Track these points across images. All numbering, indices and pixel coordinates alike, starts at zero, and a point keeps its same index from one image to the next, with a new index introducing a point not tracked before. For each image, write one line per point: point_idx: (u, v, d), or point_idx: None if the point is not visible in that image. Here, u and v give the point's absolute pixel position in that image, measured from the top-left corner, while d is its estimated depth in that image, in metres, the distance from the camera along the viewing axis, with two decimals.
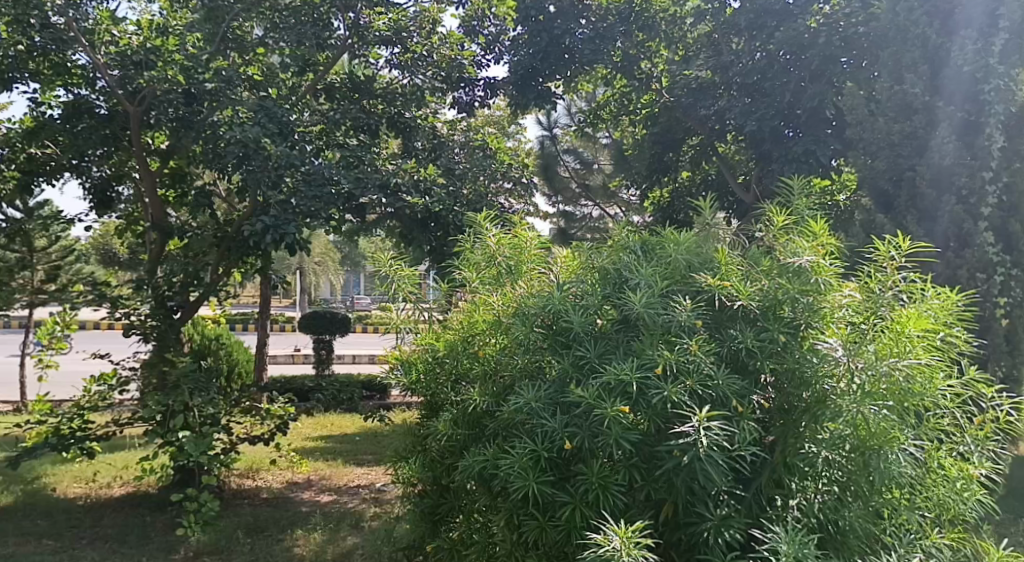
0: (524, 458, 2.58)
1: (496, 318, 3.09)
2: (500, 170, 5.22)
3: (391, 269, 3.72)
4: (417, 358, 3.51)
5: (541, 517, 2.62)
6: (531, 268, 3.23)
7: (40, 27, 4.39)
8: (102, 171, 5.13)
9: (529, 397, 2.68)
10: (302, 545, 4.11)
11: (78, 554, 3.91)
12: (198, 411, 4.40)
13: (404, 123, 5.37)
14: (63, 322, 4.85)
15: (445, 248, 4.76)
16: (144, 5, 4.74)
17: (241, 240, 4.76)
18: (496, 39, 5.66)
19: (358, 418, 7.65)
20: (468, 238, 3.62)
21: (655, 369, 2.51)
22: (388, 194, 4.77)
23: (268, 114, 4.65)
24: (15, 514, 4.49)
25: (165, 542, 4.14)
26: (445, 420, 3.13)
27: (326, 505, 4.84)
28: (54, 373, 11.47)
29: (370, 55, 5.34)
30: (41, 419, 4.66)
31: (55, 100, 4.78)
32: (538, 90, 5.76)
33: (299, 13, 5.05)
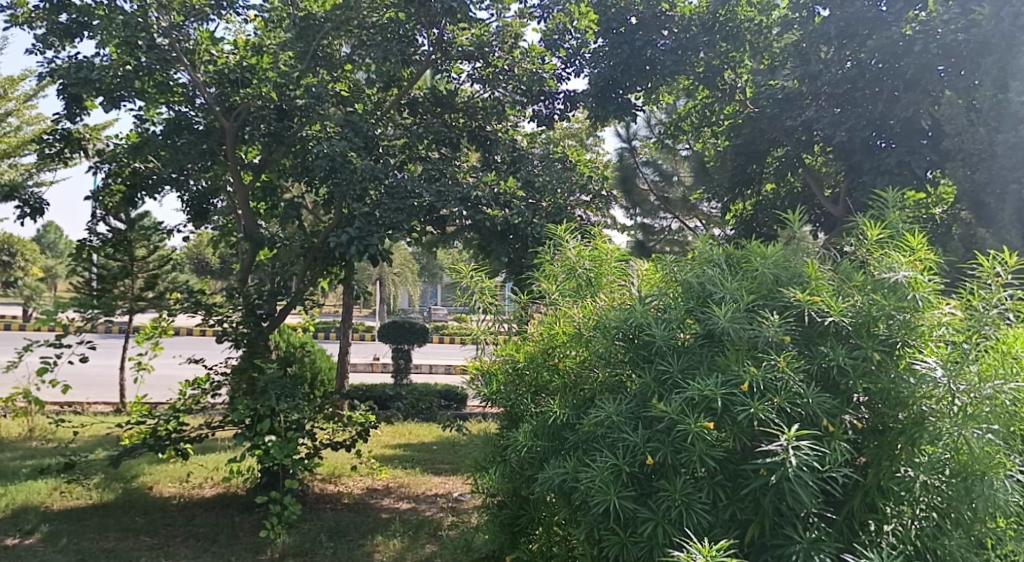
0: (605, 472, 2.53)
1: (576, 330, 3.06)
2: (580, 182, 5.20)
3: (471, 281, 3.76)
4: (497, 368, 3.51)
5: (621, 532, 2.55)
6: (611, 280, 3.23)
7: (147, 48, 4.60)
8: (200, 185, 5.31)
9: (610, 411, 2.67)
10: (382, 551, 4.19)
11: (172, 551, 4.08)
12: (284, 417, 4.53)
13: (485, 136, 5.49)
14: (161, 328, 5.08)
15: (524, 261, 4.80)
16: (240, 25, 4.97)
17: (327, 251, 4.92)
18: (576, 52, 5.59)
19: (435, 428, 7.75)
20: (548, 250, 3.61)
21: (741, 386, 2.46)
22: (469, 206, 4.78)
23: (355, 129, 4.82)
24: (116, 510, 4.73)
25: (253, 543, 4.26)
26: (525, 431, 3.08)
27: (405, 513, 4.92)
28: (149, 377, 12.03)
29: (452, 70, 5.40)
30: (139, 420, 4.89)
31: (158, 116, 5.04)
32: (618, 102, 5.73)
33: (386, 30, 5.09)
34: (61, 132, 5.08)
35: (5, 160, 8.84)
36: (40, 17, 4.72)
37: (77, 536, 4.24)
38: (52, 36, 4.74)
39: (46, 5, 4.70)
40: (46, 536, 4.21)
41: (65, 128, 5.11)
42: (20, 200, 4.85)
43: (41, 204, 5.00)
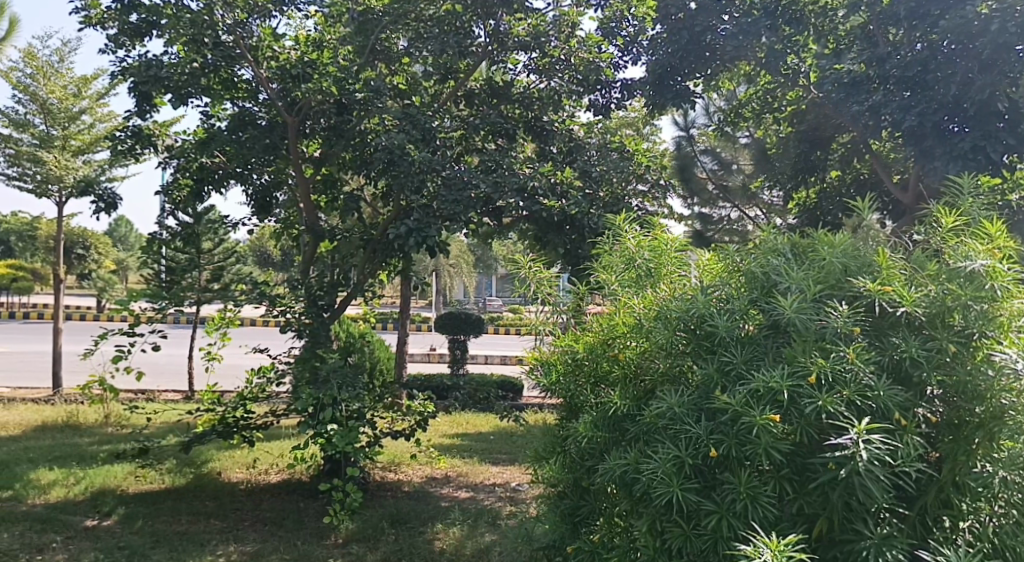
0: (668, 464, 2.53)
1: (637, 321, 3.04)
2: (638, 172, 5.15)
3: (530, 271, 3.77)
4: (557, 359, 3.48)
5: (684, 525, 2.53)
6: (672, 270, 3.17)
7: (213, 46, 4.78)
8: (264, 179, 5.51)
9: (672, 402, 2.64)
10: (442, 538, 4.25)
11: (241, 535, 4.21)
12: (346, 405, 4.61)
13: (541, 127, 5.45)
14: (228, 319, 5.23)
15: (580, 252, 4.79)
16: (302, 21, 5.04)
17: (387, 243, 5.00)
18: (634, 39, 5.59)
19: (493, 418, 7.81)
20: (607, 241, 3.58)
21: (808, 378, 2.40)
22: (526, 197, 4.74)
23: (412, 122, 4.88)
24: (187, 494, 4.90)
25: (317, 528, 4.37)
26: (585, 421, 3.07)
27: (464, 502, 4.97)
28: (217, 366, 12.42)
29: (508, 61, 5.38)
30: (209, 408, 5.05)
31: (224, 112, 5.16)
32: (677, 89, 5.64)
33: (444, 22, 5.18)
34: (132, 129, 5.23)
35: (79, 157, 9.20)
36: (112, 17, 4.88)
37: (152, 518, 4.41)
38: (123, 36, 4.90)
39: (117, 6, 4.85)
40: (123, 518, 4.39)
41: (136, 124, 5.26)
42: (95, 195, 5.04)
43: (115, 199, 5.18)
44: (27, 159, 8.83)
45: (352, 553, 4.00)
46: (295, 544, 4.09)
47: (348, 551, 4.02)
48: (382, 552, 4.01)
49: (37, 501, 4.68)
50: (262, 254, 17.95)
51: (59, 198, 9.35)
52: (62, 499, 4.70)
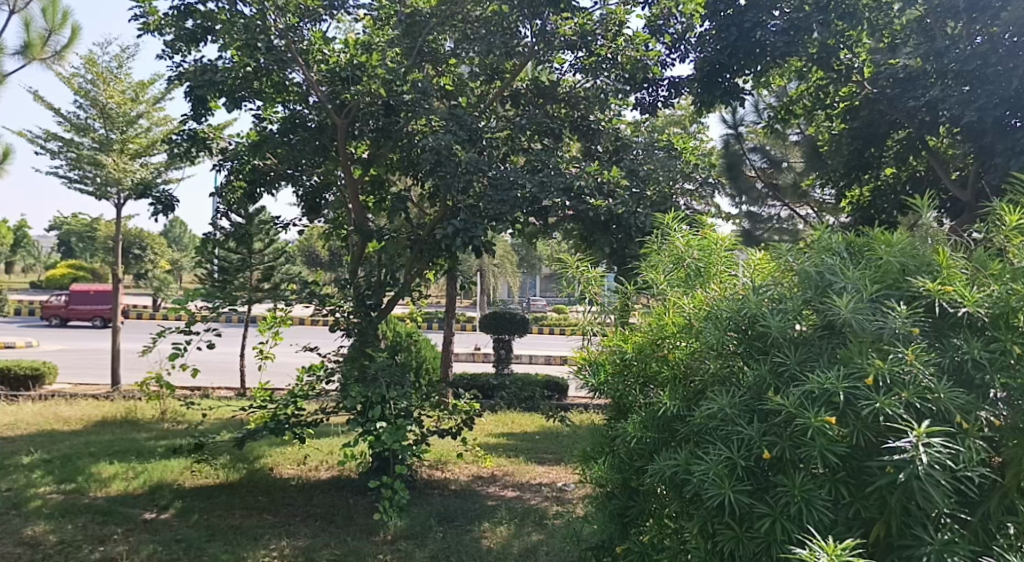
0: (719, 466, 2.49)
1: (687, 321, 3.00)
2: (686, 170, 5.10)
3: (577, 271, 3.71)
4: (605, 359, 3.42)
5: (737, 527, 2.49)
6: (722, 270, 3.12)
7: (266, 51, 4.78)
8: (313, 180, 5.67)
9: (723, 403, 2.60)
10: (489, 537, 4.27)
11: (294, 530, 4.29)
12: (394, 404, 4.65)
13: (587, 127, 5.47)
14: (280, 318, 5.32)
15: (627, 252, 4.74)
16: (351, 24, 5.12)
17: (434, 243, 5.08)
18: (682, 36, 5.54)
19: (538, 418, 7.82)
20: (655, 240, 3.53)
21: (865, 379, 2.34)
22: (572, 197, 4.74)
23: (459, 123, 4.90)
24: (242, 489, 5.01)
25: (366, 524, 4.42)
26: (634, 421, 3.04)
27: (510, 501, 4.98)
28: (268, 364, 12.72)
29: (554, 60, 5.40)
30: (261, 405, 5.16)
31: (275, 115, 5.28)
32: (725, 86, 5.57)
33: (491, 23, 5.19)
34: (188, 133, 5.38)
35: (137, 160, 9.47)
36: (169, 23, 5.01)
37: (208, 512, 4.51)
38: (179, 41, 5.02)
39: (173, 12, 4.98)
40: (180, 512, 4.51)
41: (192, 128, 5.41)
42: (153, 198, 5.18)
43: (172, 201, 5.32)
44: (88, 163, 9.16)
45: (401, 550, 4.03)
46: (346, 539, 4.15)
47: (397, 548, 4.06)
48: (430, 549, 4.03)
49: (99, 494, 4.83)
50: (309, 253, 18.24)
51: (117, 199, 9.64)
52: (122, 493, 4.85)
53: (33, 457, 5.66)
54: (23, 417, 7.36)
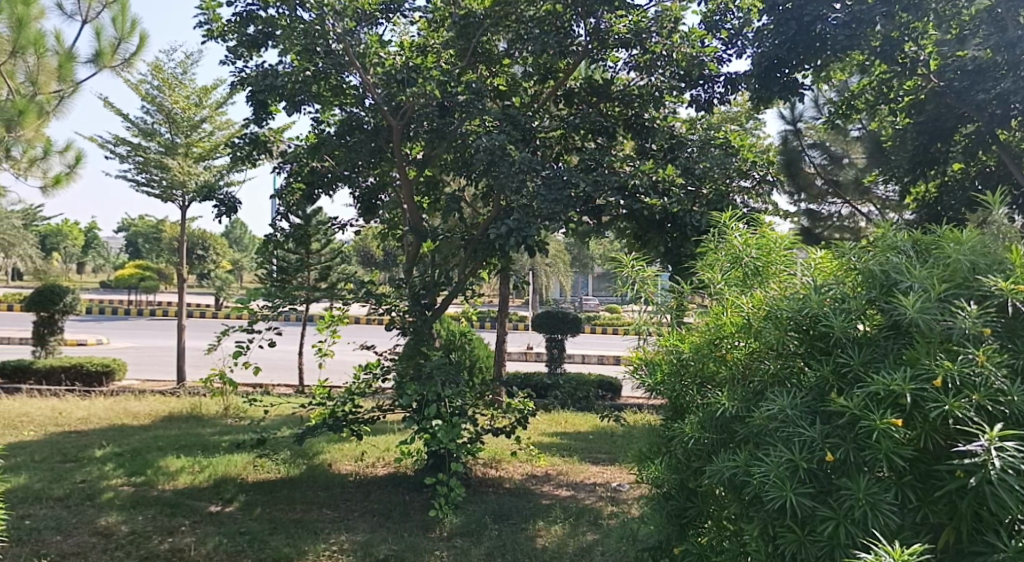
0: (780, 467, 2.44)
1: (746, 321, 2.93)
2: (742, 168, 5.01)
3: (633, 270, 3.68)
4: (661, 359, 3.36)
5: (798, 530, 2.44)
6: (780, 270, 3.05)
7: (324, 54, 4.94)
8: (368, 182, 5.80)
9: (784, 404, 2.56)
10: (544, 536, 4.27)
11: (352, 525, 4.36)
12: (449, 402, 4.70)
13: (642, 124, 5.42)
14: (337, 316, 5.42)
15: (682, 250, 4.72)
16: (407, 27, 5.19)
17: (487, 242, 5.16)
18: (739, 32, 5.48)
19: (591, 418, 7.80)
20: (711, 240, 3.46)
21: (932, 381, 2.27)
22: (626, 195, 4.73)
23: (513, 123, 4.95)
24: (301, 484, 5.12)
25: (422, 521, 4.47)
26: (691, 422, 3.00)
27: (564, 500, 4.98)
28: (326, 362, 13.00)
29: (609, 59, 5.40)
30: (320, 402, 5.26)
31: (332, 118, 5.44)
32: (783, 82, 5.46)
33: (544, 23, 5.15)
34: (250, 136, 5.54)
35: (200, 163, 9.75)
36: (232, 30, 5.15)
37: (270, 506, 4.63)
38: (241, 47, 5.15)
39: (236, 19, 5.12)
40: (243, 505, 4.63)
41: (254, 132, 5.56)
42: (216, 200, 5.34)
43: (235, 203, 5.47)
44: (154, 166, 9.48)
45: (457, 547, 4.07)
46: (402, 535, 4.21)
47: (453, 545, 4.10)
48: (485, 546, 4.06)
49: (167, 487, 5.00)
50: (364, 253, 18.54)
51: (182, 202, 9.94)
52: (188, 486, 5.01)
53: (105, 450, 5.89)
54: (96, 411, 7.67)
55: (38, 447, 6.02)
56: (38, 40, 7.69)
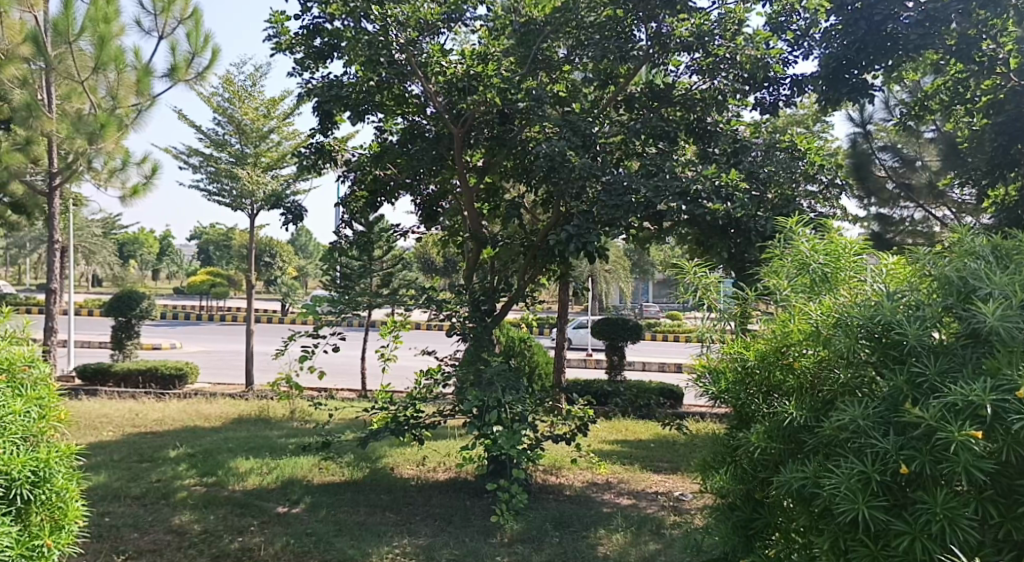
0: (852, 479, 2.36)
1: (814, 328, 2.83)
2: (809, 172, 4.91)
3: (695, 276, 3.60)
4: (725, 367, 3.29)
5: (871, 545, 2.36)
6: (850, 276, 2.96)
7: (388, 64, 5.01)
8: (429, 190, 5.90)
9: (856, 413, 2.45)
10: (606, 544, 4.24)
11: (415, 529, 4.41)
12: (510, 409, 4.70)
13: (704, 128, 5.39)
14: (399, 322, 5.50)
15: (747, 257, 4.56)
16: (468, 35, 5.26)
17: (547, 248, 5.15)
18: (805, 33, 5.37)
19: (653, 426, 7.72)
20: (777, 245, 3.38)
21: (1016, 392, 2.18)
22: (688, 201, 4.60)
23: (573, 129, 4.90)
24: (365, 487, 5.20)
25: (484, 526, 4.49)
26: (757, 431, 2.91)
27: (626, 509, 4.93)
28: (389, 367, 13.22)
29: (670, 63, 5.35)
30: (382, 406, 5.34)
31: (395, 126, 5.56)
32: (853, 83, 5.24)
33: (605, 28, 5.17)
34: (316, 146, 5.69)
35: (268, 173, 10.04)
36: (299, 42, 5.29)
37: (335, 508, 4.72)
38: (308, 59, 5.30)
39: (303, 32, 5.26)
40: (310, 507, 4.73)
41: (319, 142, 5.71)
42: (284, 208, 5.49)
43: (301, 211, 5.61)
44: (226, 176, 9.81)
45: (518, 553, 4.07)
46: (464, 540, 4.23)
47: (514, 551, 4.11)
48: (547, 553, 4.05)
49: (237, 487, 5.14)
50: (425, 261, 18.76)
51: (250, 210, 10.24)
52: (257, 486, 5.14)
53: (178, 451, 6.10)
54: (170, 413, 7.95)
55: (118, 447, 6.27)
56: (117, 57, 8.00)
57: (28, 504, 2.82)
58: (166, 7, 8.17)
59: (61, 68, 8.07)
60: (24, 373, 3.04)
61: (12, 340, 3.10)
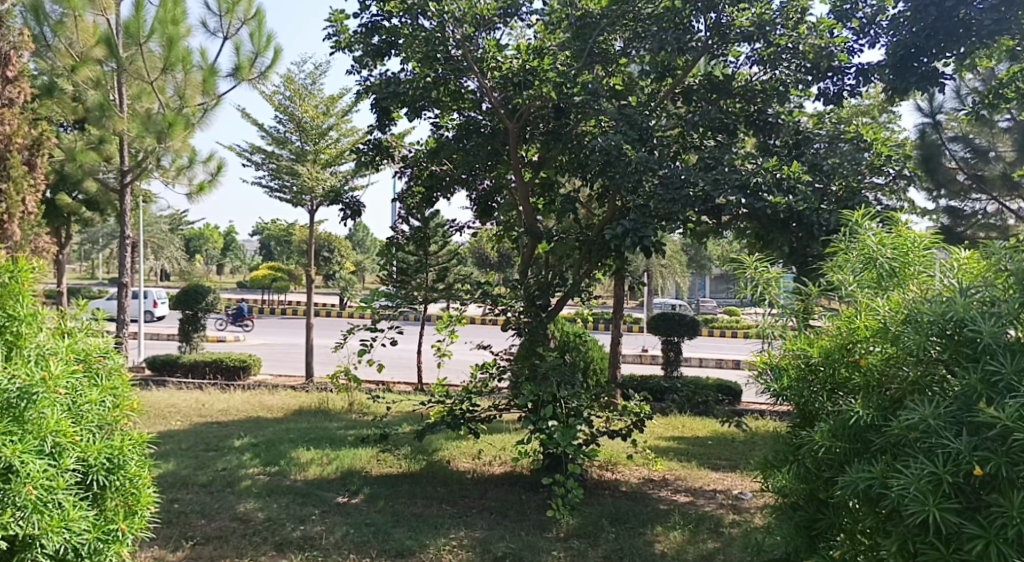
0: (922, 480, 2.28)
1: (882, 325, 2.73)
2: (875, 163, 4.80)
3: (756, 272, 3.52)
4: (788, 364, 3.20)
5: (942, 549, 2.28)
6: (920, 272, 2.85)
7: (444, 60, 5.07)
8: (485, 185, 5.94)
9: (926, 413, 2.37)
10: (663, 541, 4.20)
11: (471, 521, 4.45)
12: (565, 403, 4.69)
13: (766, 121, 5.20)
14: (455, 316, 5.52)
15: (809, 252, 4.45)
16: (523, 29, 5.25)
17: (603, 243, 5.12)
18: (872, 20, 5.21)
19: (711, 423, 7.62)
20: (842, 239, 3.27)
21: None
22: (748, 194, 4.50)
23: (630, 122, 4.85)
24: (422, 480, 5.26)
25: (539, 521, 4.49)
26: (821, 430, 2.82)
27: (683, 506, 4.87)
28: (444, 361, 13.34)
29: (729, 54, 5.24)
30: (439, 400, 5.39)
31: (451, 122, 5.60)
32: (922, 71, 5.08)
33: (663, 19, 5.09)
34: (374, 142, 5.78)
35: (327, 169, 10.21)
36: (358, 40, 5.36)
37: (393, 499, 4.79)
38: (367, 56, 5.37)
39: (362, 30, 5.33)
40: (368, 498, 4.81)
41: (377, 138, 5.80)
42: (343, 204, 5.59)
43: (359, 207, 5.70)
44: (286, 173, 10.04)
45: (574, 548, 4.06)
46: (520, 534, 4.24)
47: (570, 546, 4.10)
48: (603, 549, 4.04)
49: (298, 477, 5.26)
50: (480, 255, 18.89)
51: (310, 207, 10.46)
52: (318, 477, 5.25)
53: (243, 440, 6.28)
54: (234, 404, 8.18)
55: (185, 436, 6.49)
56: (185, 57, 8.23)
57: (103, 490, 2.94)
58: (231, 8, 8.38)
59: (132, 69, 8.37)
60: (100, 363, 3.16)
61: (89, 332, 3.21)
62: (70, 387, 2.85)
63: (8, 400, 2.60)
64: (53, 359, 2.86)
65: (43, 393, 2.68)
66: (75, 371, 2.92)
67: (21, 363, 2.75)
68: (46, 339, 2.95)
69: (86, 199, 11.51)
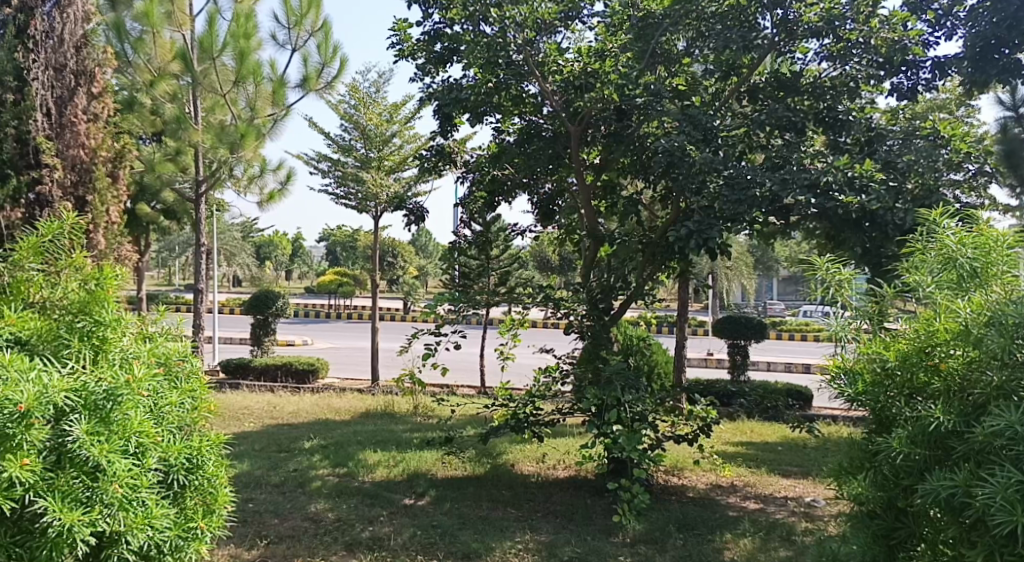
0: (1010, 489, 2.18)
1: (964, 327, 2.62)
2: (954, 160, 4.66)
3: (828, 273, 3.41)
4: (863, 367, 3.06)
5: None
6: (1004, 272, 2.72)
7: (506, 66, 5.10)
8: (547, 189, 6.00)
9: (1013, 420, 2.27)
10: (732, 549, 4.12)
11: (536, 525, 4.45)
12: (630, 407, 4.64)
13: (836, 117, 5.01)
14: (518, 320, 5.53)
15: (884, 252, 4.31)
16: (584, 33, 5.24)
17: (666, 246, 5.09)
18: (948, 11, 5.01)
19: (781, 428, 7.45)
20: (919, 238, 3.12)
21: None
22: (817, 194, 4.39)
23: (693, 122, 4.76)
24: (487, 482, 5.29)
25: (605, 526, 4.46)
26: (898, 436, 2.70)
27: (754, 513, 4.77)
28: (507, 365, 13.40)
29: (797, 50, 5.15)
30: (503, 403, 5.40)
31: (512, 126, 5.64)
32: (1002, 63, 4.84)
33: (727, 17, 5.04)
34: (436, 148, 5.85)
35: (390, 176, 10.38)
36: (421, 48, 5.44)
37: (458, 502, 4.82)
38: (429, 64, 5.45)
39: (424, 38, 5.40)
40: (434, 500, 4.86)
41: (440, 144, 5.87)
42: (407, 210, 5.67)
43: (423, 213, 5.77)
44: (351, 180, 10.25)
45: (641, 553, 4.02)
46: (586, 538, 4.22)
47: (637, 551, 4.06)
48: (671, 555, 3.99)
49: (366, 479, 5.35)
50: (541, 259, 18.92)
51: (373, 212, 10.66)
52: (385, 479, 5.33)
53: (312, 442, 6.42)
54: (303, 406, 8.38)
55: (258, 438, 6.67)
56: (255, 70, 8.54)
57: (184, 488, 3.04)
58: (298, 20, 8.61)
59: (206, 82, 8.82)
60: (180, 366, 3.29)
61: (168, 336, 3.34)
62: (152, 389, 2.95)
63: (96, 401, 2.68)
64: (136, 363, 2.96)
65: (127, 395, 2.76)
66: (156, 374, 3.02)
67: (107, 367, 2.87)
68: (128, 343, 3.07)
69: (163, 208, 12.00)
